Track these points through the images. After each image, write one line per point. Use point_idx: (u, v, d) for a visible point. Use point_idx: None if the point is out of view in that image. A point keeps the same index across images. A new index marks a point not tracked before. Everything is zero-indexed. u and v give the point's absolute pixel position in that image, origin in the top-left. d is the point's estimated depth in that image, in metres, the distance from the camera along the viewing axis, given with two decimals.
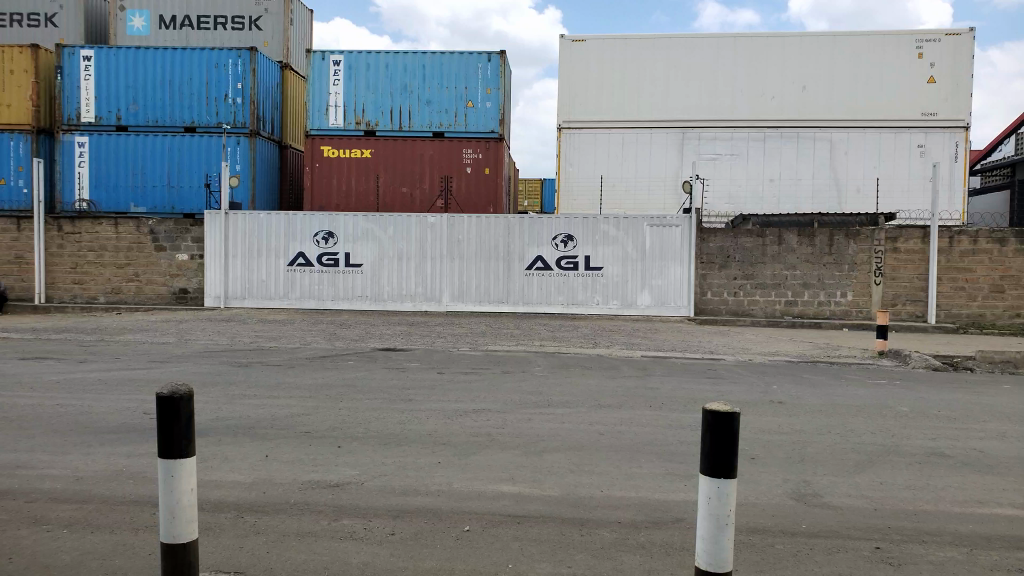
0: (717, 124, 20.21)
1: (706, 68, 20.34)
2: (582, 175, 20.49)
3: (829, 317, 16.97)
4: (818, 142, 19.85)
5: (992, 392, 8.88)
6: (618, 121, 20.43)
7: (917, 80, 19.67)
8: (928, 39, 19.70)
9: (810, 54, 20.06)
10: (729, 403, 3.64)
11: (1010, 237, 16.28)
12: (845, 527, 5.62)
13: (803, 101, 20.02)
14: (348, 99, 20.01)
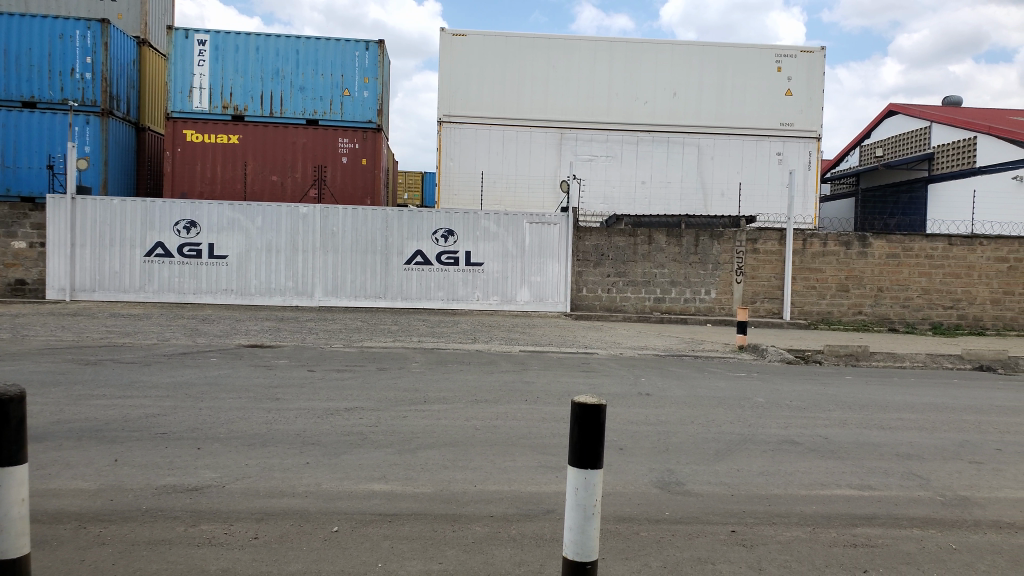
0: (593, 126, 20.77)
1: (583, 70, 20.82)
2: (463, 170, 20.50)
3: (694, 313, 17.84)
4: (687, 147, 20.79)
5: (836, 383, 9.62)
6: (498, 118, 20.58)
7: (777, 92, 20.91)
8: (786, 54, 20.98)
9: (681, 62, 20.89)
10: (597, 396, 3.73)
11: (854, 241, 17.64)
12: (704, 513, 5.91)
13: (674, 107, 20.87)
14: (214, 81, 19.09)
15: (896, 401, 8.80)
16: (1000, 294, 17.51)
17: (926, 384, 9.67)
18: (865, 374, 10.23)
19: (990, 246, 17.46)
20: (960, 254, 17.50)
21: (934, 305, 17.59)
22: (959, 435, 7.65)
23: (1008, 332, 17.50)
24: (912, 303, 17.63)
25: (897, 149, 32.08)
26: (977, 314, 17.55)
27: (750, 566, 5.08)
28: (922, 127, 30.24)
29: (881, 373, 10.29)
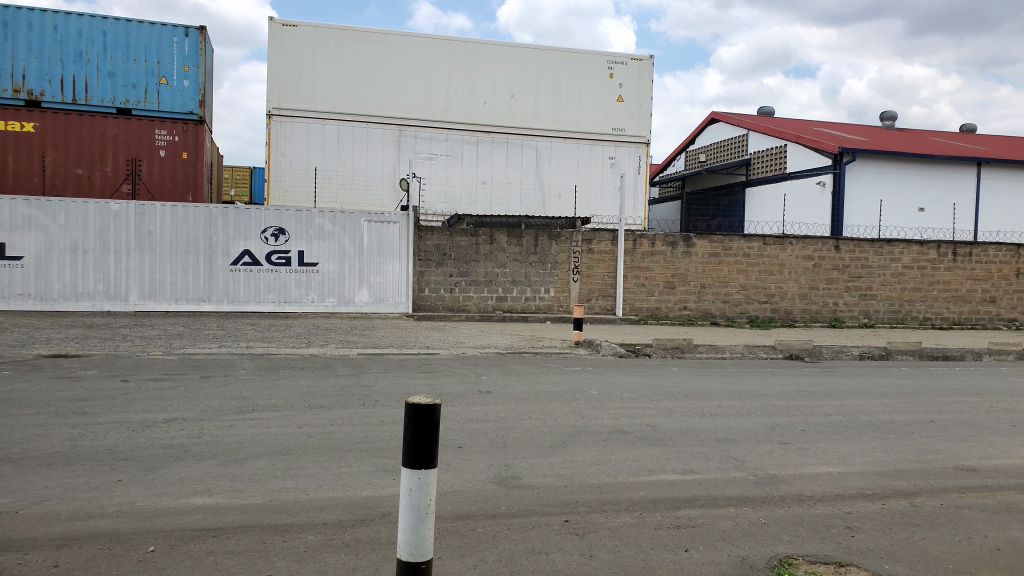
0: (432, 125, 20.81)
1: (421, 68, 20.78)
2: (295, 166, 19.85)
3: (535, 312, 18.30)
4: (525, 149, 21.29)
5: (663, 374, 10.20)
6: (333, 114, 20.12)
7: (609, 98, 21.89)
8: (618, 61, 21.95)
9: (518, 64, 21.38)
10: (430, 395, 3.70)
11: (679, 241, 18.78)
12: (540, 504, 6.05)
13: (512, 109, 21.31)
14: (3, 61, 17.29)
15: (715, 389, 9.46)
16: (807, 289, 19.31)
17: (741, 373, 10.47)
18: (689, 365, 10.92)
19: (797, 246, 19.21)
20: (773, 253, 19.14)
21: (751, 300, 19.12)
22: (770, 418, 8.34)
23: (814, 324, 19.33)
24: (732, 299, 19.06)
25: (717, 155, 34.60)
26: (787, 308, 19.27)
27: (582, 553, 5.25)
28: (739, 136, 32.79)
29: (702, 363, 11.03)
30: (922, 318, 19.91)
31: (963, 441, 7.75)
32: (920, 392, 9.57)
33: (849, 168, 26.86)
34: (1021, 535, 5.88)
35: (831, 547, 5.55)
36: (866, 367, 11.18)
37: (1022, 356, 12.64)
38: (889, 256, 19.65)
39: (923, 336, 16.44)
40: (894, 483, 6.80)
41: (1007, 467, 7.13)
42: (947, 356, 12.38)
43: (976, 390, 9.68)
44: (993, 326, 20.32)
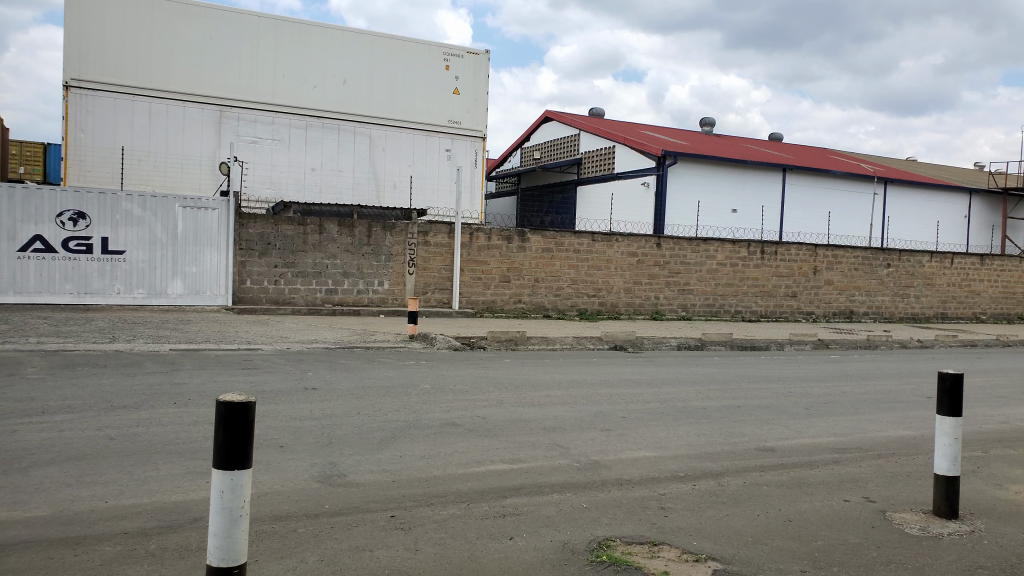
0: (257, 106, 19.84)
1: (245, 46, 19.76)
2: (98, 145, 18.35)
3: (367, 305, 17.98)
4: (358, 137, 20.85)
5: (495, 365, 10.36)
6: (143, 89, 18.73)
7: (445, 90, 21.93)
8: (453, 54, 22.08)
9: (352, 50, 20.87)
10: (245, 392, 3.41)
11: (514, 236, 19.13)
12: (365, 501, 5.90)
13: (344, 94, 20.76)
14: None
15: (544, 379, 9.73)
16: (632, 284, 20.37)
17: (569, 363, 10.84)
18: (521, 357, 11.16)
19: (623, 242, 20.22)
20: (601, 249, 20.01)
21: (580, 294, 19.86)
22: (594, 407, 8.67)
23: (637, 316, 20.42)
24: (563, 293, 19.69)
25: (551, 153, 35.66)
26: (614, 301, 20.22)
27: (408, 547, 5.18)
28: (570, 135, 33.99)
29: (533, 355, 11.31)
30: (734, 311, 21.61)
31: (764, 424, 8.46)
32: (729, 379, 10.34)
33: (672, 171, 28.62)
34: (809, 506, 6.51)
35: (646, 528, 5.84)
36: (683, 357, 11.95)
37: (816, 346, 14.04)
38: (705, 254, 21.17)
39: (735, 328, 17.80)
40: (704, 464, 7.30)
41: (800, 446, 7.87)
42: (754, 346, 13.49)
43: (776, 376, 10.64)
44: (794, 319, 22.40)
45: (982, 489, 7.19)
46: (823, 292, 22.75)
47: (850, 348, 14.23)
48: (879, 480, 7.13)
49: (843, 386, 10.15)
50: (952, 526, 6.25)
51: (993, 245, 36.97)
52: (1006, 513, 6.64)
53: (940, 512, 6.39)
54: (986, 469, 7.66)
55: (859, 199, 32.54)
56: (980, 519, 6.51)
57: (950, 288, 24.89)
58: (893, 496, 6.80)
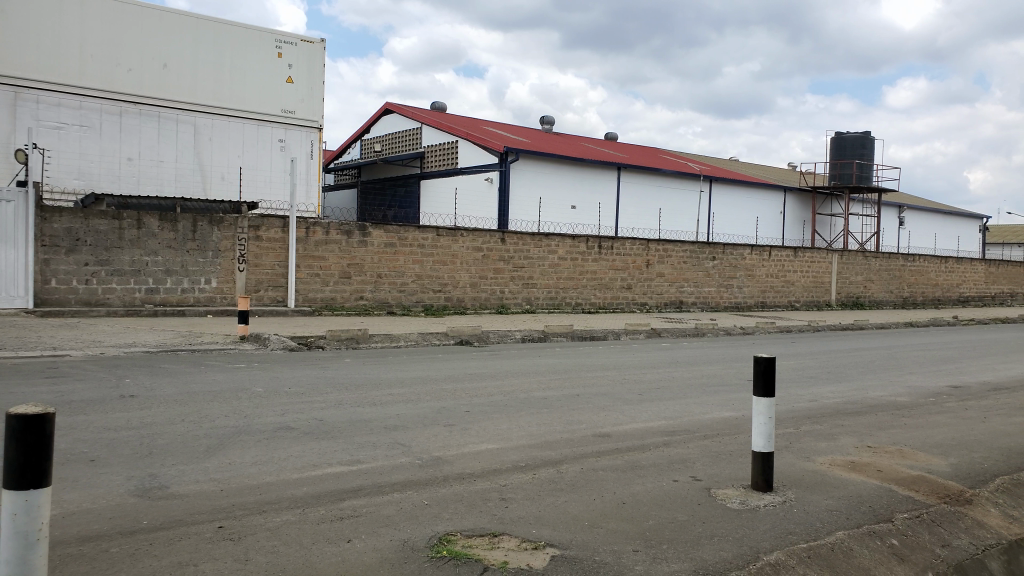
0: (60, 89, 18.27)
1: (45, 22, 18.20)
2: None
3: (193, 304, 16.94)
4: (181, 125, 19.64)
5: (334, 365, 10.08)
6: None
7: (277, 78, 21.03)
8: (287, 41, 21.20)
9: (171, 32, 19.64)
10: (43, 403, 3.01)
11: (354, 230, 18.71)
12: (189, 513, 5.53)
13: (163, 79, 19.49)
14: None
15: (385, 377, 9.58)
16: (477, 278, 20.56)
17: (412, 360, 10.74)
18: (362, 355, 10.92)
19: (468, 237, 20.36)
20: (446, 244, 20.04)
21: (424, 289, 19.75)
22: (437, 402, 8.64)
23: (483, 310, 20.63)
24: (407, 288, 19.50)
25: (392, 146, 35.16)
26: (459, 296, 20.30)
27: (236, 559, 4.90)
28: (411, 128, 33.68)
29: (375, 353, 11.12)
30: (575, 304, 22.36)
31: (600, 410, 8.79)
32: (568, 369, 10.66)
33: (514, 167, 29.21)
34: (641, 488, 6.83)
35: (487, 520, 5.88)
36: (526, 349, 12.20)
37: (650, 334, 14.81)
38: (547, 248, 21.75)
39: (576, 320, 18.41)
40: (544, 453, 7.47)
41: (633, 431, 8.24)
42: (593, 336, 14.02)
43: (612, 365, 11.10)
44: (630, 309, 23.51)
45: (794, 462, 7.85)
46: (655, 284, 24.06)
47: (680, 336, 15.13)
48: (705, 459, 7.60)
49: (672, 372, 10.77)
50: (768, 497, 6.77)
51: (804, 240, 40.77)
52: (813, 483, 7.29)
53: (758, 486, 6.91)
54: (797, 443, 8.38)
55: (689, 197, 34.77)
56: (791, 489, 7.10)
57: (768, 279, 27.11)
58: (716, 474, 7.27)
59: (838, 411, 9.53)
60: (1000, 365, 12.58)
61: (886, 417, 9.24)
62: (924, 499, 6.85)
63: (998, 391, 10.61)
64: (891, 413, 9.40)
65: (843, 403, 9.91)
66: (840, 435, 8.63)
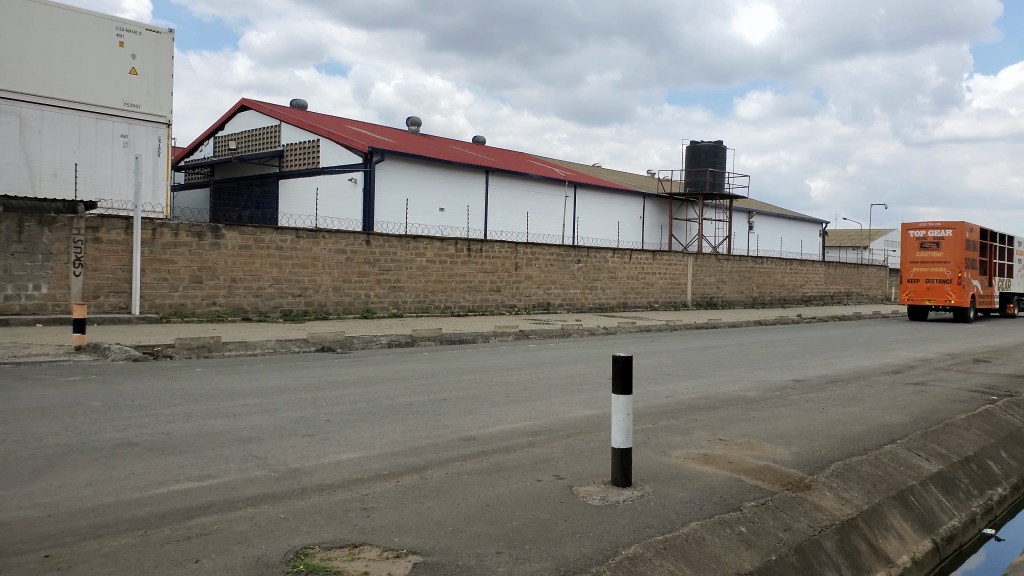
0: None
1: None
2: None
3: (20, 313, 15.58)
4: (3, 115, 18.08)
5: (184, 376, 9.53)
6: None
7: (120, 69, 19.72)
8: (129, 30, 20.01)
9: None
10: None
11: (206, 232, 17.83)
12: (9, 543, 5.03)
13: None
14: None
15: (241, 388, 9.15)
16: (340, 282, 20.11)
17: (271, 369, 10.34)
18: (215, 365, 10.39)
19: (331, 239, 19.88)
20: (306, 246, 19.46)
21: (284, 294, 19.07)
22: (296, 412, 8.35)
23: (347, 315, 20.18)
24: (264, 293, 18.76)
25: (248, 144, 33.72)
26: (321, 300, 19.75)
27: None
28: (270, 126, 32.39)
29: (229, 361, 10.63)
30: (443, 307, 22.34)
31: (466, 414, 8.79)
32: (435, 373, 10.60)
33: (379, 167, 28.91)
34: (506, 490, 6.86)
35: (347, 531, 5.71)
36: (391, 354, 12.05)
37: (518, 336, 15.01)
38: (415, 251, 21.62)
39: (442, 323, 18.39)
40: (407, 460, 7.36)
41: (498, 433, 8.29)
42: (462, 339, 14.04)
43: (480, 367, 11.16)
44: (499, 312, 23.76)
45: (652, 457, 8.16)
46: (524, 286, 24.46)
47: (547, 337, 15.44)
48: (568, 457, 7.76)
49: (539, 373, 10.94)
50: (627, 492, 7.00)
51: (664, 243, 42.82)
52: (669, 476, 7.60)
53: (617, 482, 7.12)
54: (655, 438, 8.72)
55: (554, 201, 35.74)
56: (648, 484, 7.37)
57: (630, 281, 28.22)
58: (578, 472, 7.43)
59: (693, 406, 10.01)
60: (835, 359, 13.67)
61: (736, 411, 9.80)
62: (769, 487, 7.30)
63: (834, 383, 11.51)
64: (741, 407, 9.98)
65: (697, 398, 10.43)
66: (694, 430, 9.06)
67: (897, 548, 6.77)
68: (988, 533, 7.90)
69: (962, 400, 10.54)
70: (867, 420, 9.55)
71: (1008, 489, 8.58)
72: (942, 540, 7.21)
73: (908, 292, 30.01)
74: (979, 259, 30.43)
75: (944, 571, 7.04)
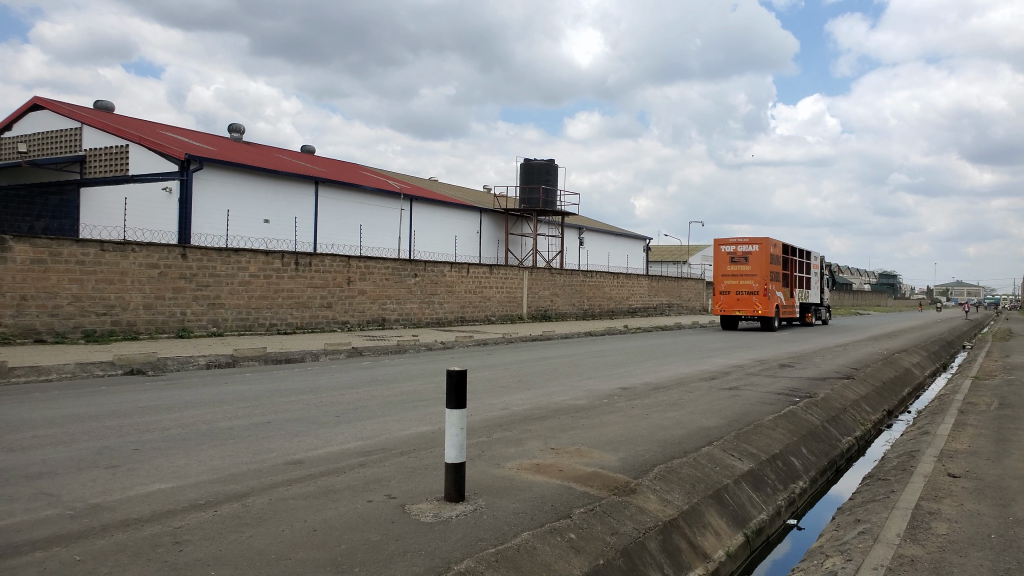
0: None
1: None
2: None
3: None
4: None
5: None
6: None
7: None
8: None
9: None
10: None
11: None
12: None
13: None
14: None
15: (27, 419, 8.20)
16: (152, 299, 18.75)
17: (68, 396, 9.38)
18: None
19: (141, 253, 18.51)
20: (113, 260, 17.99)
21: (85, 312, 17.44)
22: (96, 443, 7.63)
23: (159, 335, 18.81)
24: (62, 312, 17.03)
25: (46, 146, 30.59)
26: (130, 320, 18.29)
27: None
28: (76, 128, 29.60)
29: (15, 390, 9.53)
30: (269, 325, 21.42)
31: (293, 437, 8.41)
32: (258, 395, 10.07)
33: (197, 176, 27.72)
34: (334, 513, 6.60)
35: (155, 569, 5.23)
36: (209, 376, 11.35)
37: (350, 354, 14.65)
38: (236, 266, 20.62)
39: (265, 342, 17.63)
40: (227, 487, 6.91)
41: (327, 454, 8.00)
42: (288, 358, 13.49)
43: (309, 388, 10.74)
44: (330, 328, 23.14)
45: (486, 469, 8.20)
46: (357, 302, 24.00)
47: (381, 354, 15.18)
48: (400, 475, 7.61)
49: (371, 391, 10.69)
50: (460, 507, 6.96)
51: (499, 257, 43.79)
52: (502, 488, 7.65)
53: (450, 497, 7.07)
54: (488, 451, 8.76)
55: (386, 214, 35.71)
56: (481, 497, 7.38)
57: (467, 295, 28.48)
58: (411, 490, 7.30)
59: (526, 417, 10.19)
60: (658, 367, 14.45)
61: (566, 420, 10.09)
62: (598, 492, 7.54)
63: (657, 390, 12.15)
64: (571, 416, 10.29)
65: (530, 409, 10.62)
66: (527, 440, 9.21)
67: (714, 543, 7.21)
68: (791, 523, 8.62)
69: (769, 402, 11.49)
70: (686, 424, 10.15)
71: (807, 482, 9.42)
72: (752, 533, 7.77)
73: (720, 303, 32.45)
74: (782, 272, 33.46)
75: (754, 562, 7.57)
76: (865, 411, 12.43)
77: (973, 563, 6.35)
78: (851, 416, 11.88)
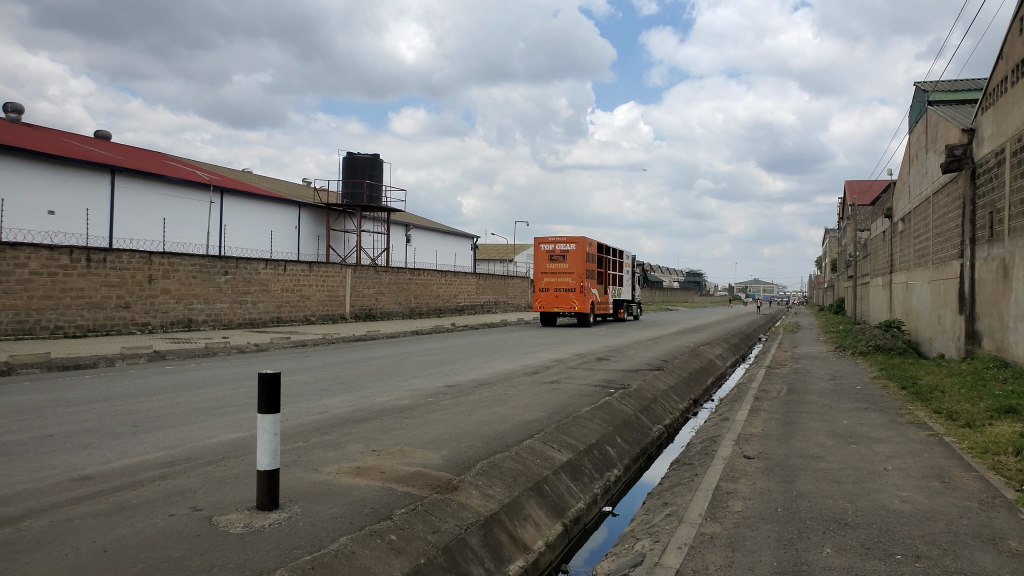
0: None
1: None
2: None
3: None
4: None
5: None
6: None
7: None
8: None
9: None
10: None
11: None
12: None
13: None
14: None
15: None
16: None
17: None
18: None
19: None
20: None
21: None
22: None
23: None
24: None
25: None
26: None
27: None
28: None
29: None
30: (54, 327, 19.45)
31: (82, 451, 7.66)
32: (39, 406, 9.09)
33: None
34: (129, 531, 6.06)
35: None
36: None
37: (151, 358, 13.61)
38: (15, 262, 18.51)
39: (52, 346, 15.99)
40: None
41: (122, 468, 7.36)
42: (77, 365, 12.29)
43: (104, 396, 9.85)
44: (127, 331, 21.40)
45: (302, 475, 7.89)
46: (159, 301, 22.40)
47: (188, 358, 14.23)
48: (206, 487, 7.13)
49: (175, 398, 9.99)
50: (274, 516, 6.64)
51: (320, 254, 42.51)
52: (320, 493, 7.40)
53: (264, 505, 6.72)
54: (305, 456, 8.45)
55: (190, 206, 33.55)
56: (297, 504, 7.08)
57: (283, 294, 27.44)
58: (218, 501, 6.85)
59: (346, 420, 9.94)
60: (482, 364, 14.66)
61: (389, 421, 9.96)
62: (419, 492, 7.48)
63: (481, 386, 12.31)
64: (395, 417, 10.17)
65: (351, 411, 10.38)
66: (347, 444, 8.99)
67: (533, 534, 7.39)
68: (606, 510, 9.03)
69: (587, 395, 11.99)
70: (509, 419, 10.36)
71: (621, 470, 9.92)
72: (570, 523, 8.05)
73: (540, 300, 33.51)
74: (597, 270, 35.16)
75: (571, 551, 7.85)
76: (673, 400, 13.32)
77: (763, 535, 6.95)
78: (661, 405, 12.68)
